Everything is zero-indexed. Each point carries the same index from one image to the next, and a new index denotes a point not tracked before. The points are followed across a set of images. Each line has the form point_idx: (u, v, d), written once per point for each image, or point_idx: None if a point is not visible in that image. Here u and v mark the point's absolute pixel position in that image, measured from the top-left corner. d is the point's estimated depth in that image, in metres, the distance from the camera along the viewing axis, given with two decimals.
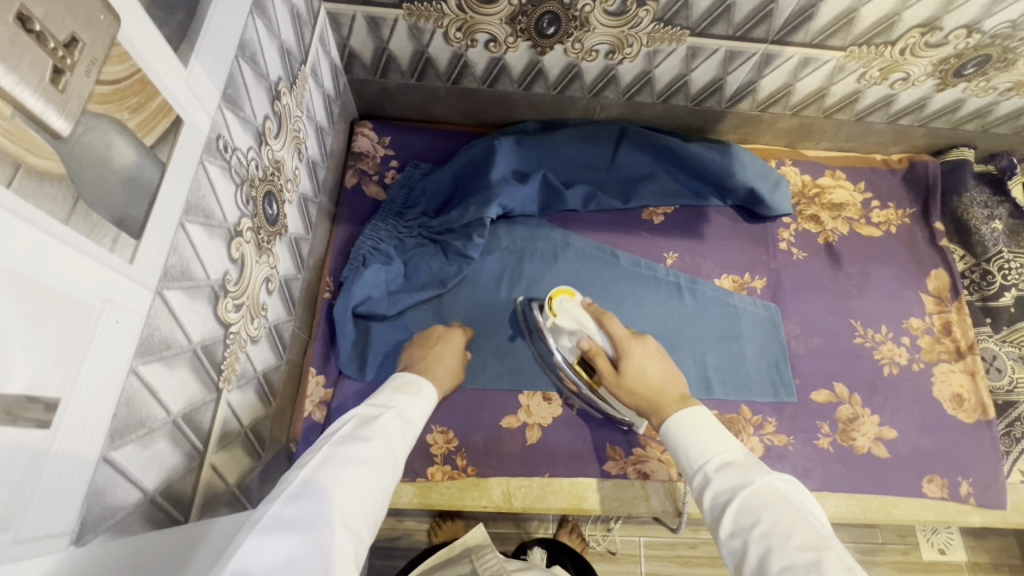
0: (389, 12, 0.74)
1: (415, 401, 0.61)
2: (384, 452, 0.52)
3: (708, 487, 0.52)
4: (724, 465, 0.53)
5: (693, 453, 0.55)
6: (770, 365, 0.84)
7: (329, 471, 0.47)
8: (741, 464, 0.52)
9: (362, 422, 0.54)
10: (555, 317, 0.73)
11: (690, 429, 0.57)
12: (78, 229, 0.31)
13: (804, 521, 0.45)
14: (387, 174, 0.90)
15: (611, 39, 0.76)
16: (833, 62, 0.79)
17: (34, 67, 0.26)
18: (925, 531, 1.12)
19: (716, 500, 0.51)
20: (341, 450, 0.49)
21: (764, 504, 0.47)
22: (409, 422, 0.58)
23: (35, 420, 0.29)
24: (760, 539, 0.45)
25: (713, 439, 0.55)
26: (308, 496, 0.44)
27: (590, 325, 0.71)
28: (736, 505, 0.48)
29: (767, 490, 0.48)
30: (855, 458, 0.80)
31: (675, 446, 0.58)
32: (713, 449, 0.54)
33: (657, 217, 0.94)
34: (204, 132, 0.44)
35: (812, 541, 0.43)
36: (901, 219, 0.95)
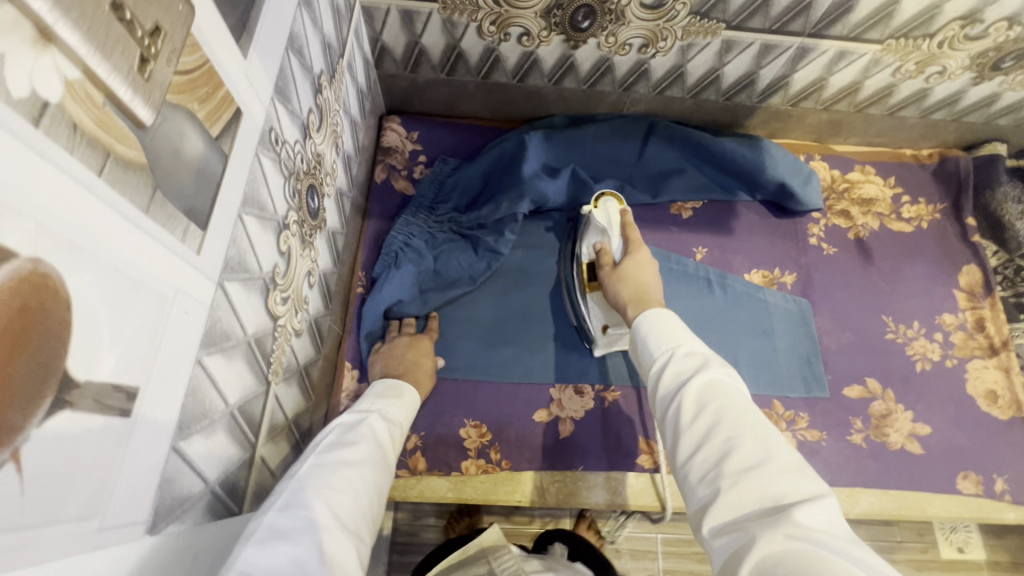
0: (424, 6, 0.73)
1: (396, 405, 0.61)
2: (372, 453, 0.52)
3: (666, 367, 0.51)
4: (690, 352, 0.51)
5: (658, 339, 0.54)
6: (802, 361, 0.84)
7: (321, 476, 0.46)
8: (706, 356, 0.50)
9: (349, 427, 0.54)
10: (594, 211, 0.75)
11: (657, 322, 0.56)
12: (156, 219, 0.31)
13: (756, 412, 0.44)
14: (416, 168, 0.90)
15: (646, 32, 0.76)
16: (869, 55, 0.78)
17: (125, 56, 0.26)
18: (943, 529, 1.12)
19: (675, 380, 0.50)
20: (328, 456, 0.49)
21: (722, 391, 0.46)
22: (393, 425, 0.58)
23: (118, 408, 0.29)
24: (712, 419, 0.45)
25: (677, 332, 0.54)
26: (304, 501, 0.44)
27: (616, 232, 0.74)
28: (694, 385, 0.47)
29: (727, 381, 0.47)
30: (888, 455, 0.79)
31: (642, 334, 0.56)
32: (678, 338, 0.53)
33: (686, 212, 0.94)
34: (260, 124, 0.45)
35: (761, 430, 0.43)
36: (933, 214, 0.94)
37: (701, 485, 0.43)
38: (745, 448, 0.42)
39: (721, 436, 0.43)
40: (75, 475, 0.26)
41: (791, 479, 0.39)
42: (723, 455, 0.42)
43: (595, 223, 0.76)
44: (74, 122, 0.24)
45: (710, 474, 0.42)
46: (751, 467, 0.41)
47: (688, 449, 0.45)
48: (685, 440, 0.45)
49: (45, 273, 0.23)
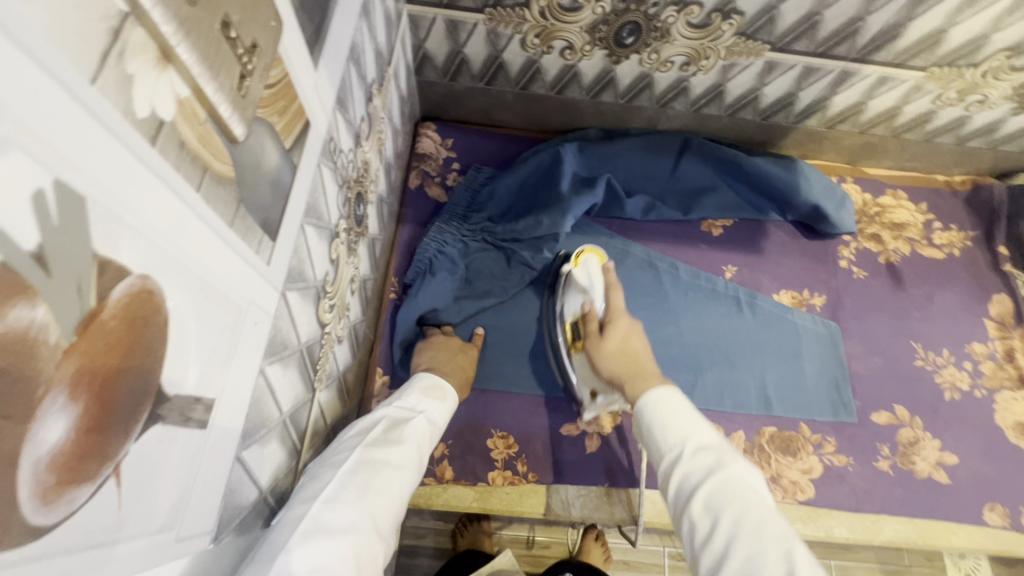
0: (470, 16, 0.74)
1: (440, 407, 0.61)
2: (412, 458, 0.52)
3: (674, 479, 0.52)
4: (701, 448, 0.52)
5: (665, 433, 0.55)
6: (830, 384, 0.84)
7: (366, 475, 0.46)
8: (715, 452, 0.51)
9: (393, 423, 0.53)
10: (576, 268, 0.78)
11: (663, 407, 0.56)
12: (238, 232, 0.31)
13: (773, 517, 0.45)
14: (449, 175, 0.91)
15: (689, 51, 0.76)
16: (911, 82, 0.78)
17: (228, 76, 0.27)
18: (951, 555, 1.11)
19: (684, 482, 0.51)
20: (376, 453, 0.49)
21: (737, 497, 0.47)
22: (434, 430, 0.58)
23: (198, 420, 0.29)
24: (731, 533, 0.45)
25: (684, 420, 0.55)
26: (348, 501, 0.44)
27: (598, 291, 0.76)
28: (706, 495, 0.48)
29: (739, 480, 0.48)
30: (914, 482, 0.79)
31: (649, 420, 0.57)
32: (686, 433, 0.54)
33: (716, 229, 0.94)
34: (322, 135, 0.45)
35: (779, 537, 0.44)
36: (965, 242, 0.94)
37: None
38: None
39: (743, 550, 0.44)
40: (160, 488, 0.27)
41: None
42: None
43: (576, 284, 0.78)
44: (182, 140, 0.25)
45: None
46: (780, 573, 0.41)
47: None
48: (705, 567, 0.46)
49: (151, 288, 0.24)
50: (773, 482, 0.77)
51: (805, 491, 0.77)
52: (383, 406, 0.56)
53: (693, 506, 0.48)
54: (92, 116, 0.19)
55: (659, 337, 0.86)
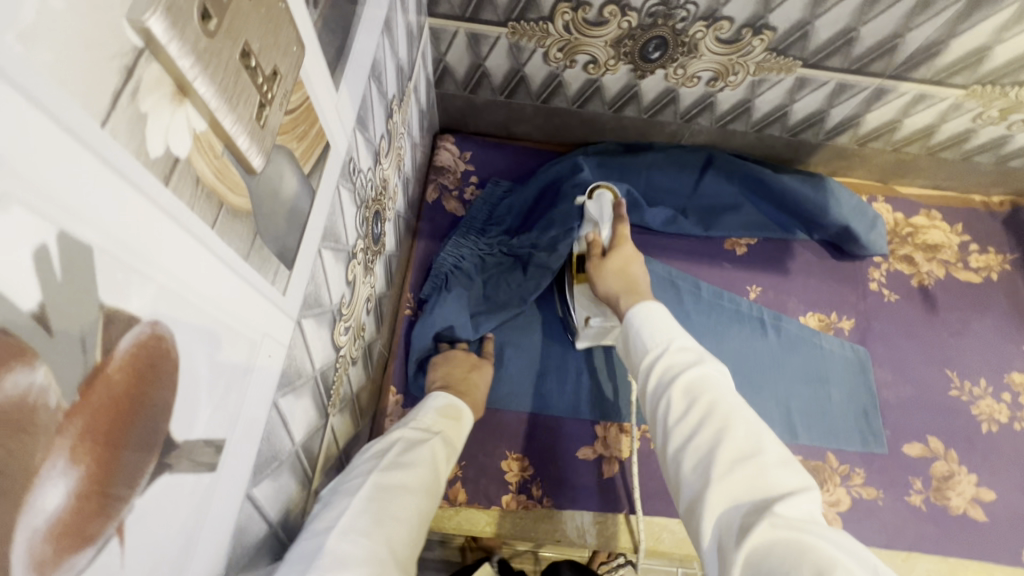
0: (493, 30, 0.73)
1: (457, 427, 0.58)
2: (428, 481, 0.49)
3: (655, 368, 0.52)
4: (684, 346, 0.53)
5: (652, 332, 0.55)
6: (860, 412, 0.80)
7: (379, 502, 0.45)
8: (698, 351, 0.52)
9: (408, 445, 0.52)
10: (589, 201, 0.77)
11: (648, 317, 0.57)
12: (253, 264, 0.30)
13: (746, 411, 0.46)
14: (467, 189, 0.89)
15: (717, 66, 0.74)
16: (951, 100, 0.75)
17: (248, 106, 0.26)
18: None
19: (667, 371, 0.51)
20: (390, 478, 0.47)
21: (715, 385, 0.47)
22: (451, 450, 0.55)
23: (207, 464, 0.28)
24: (706, 408, 0.46)
25: (671, 326, 0.55)
26: (361, 530, 0.42)
27: (606, 222, 0.76)
28: (686, 379, 0.48)
29: (715, 374, 0.49)
30: (949, 520, 0.75)
31: (635, 328, 0.57)
32: (672, 334, 0.54)
33: (740, 247, 0.91)
34: (342, 155, 0.44)
35: (750, 424, 0.44)
36: (1003, 265, 0.90)
37: (695, 472, 0.43)
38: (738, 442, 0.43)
39: (717, 422, 0.44)
40: (167, 539, 0.25)
41: (780, 470, 0.41)
42: (716, 441, 0.43)
43: (587, 215, 0.78)
44: (197, 176, 0.23)
45: (704, 460, 0.43)
46: (746, 457, 0.42)
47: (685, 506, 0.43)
48: (676, 440, 0.46)
49: (161, 334, 0.22)
50: None
51: (832, 525, 0.74)
52: (398, 428, 0.54)
53: (672, 388, 0.48)
54: (101, 161, 0.18)
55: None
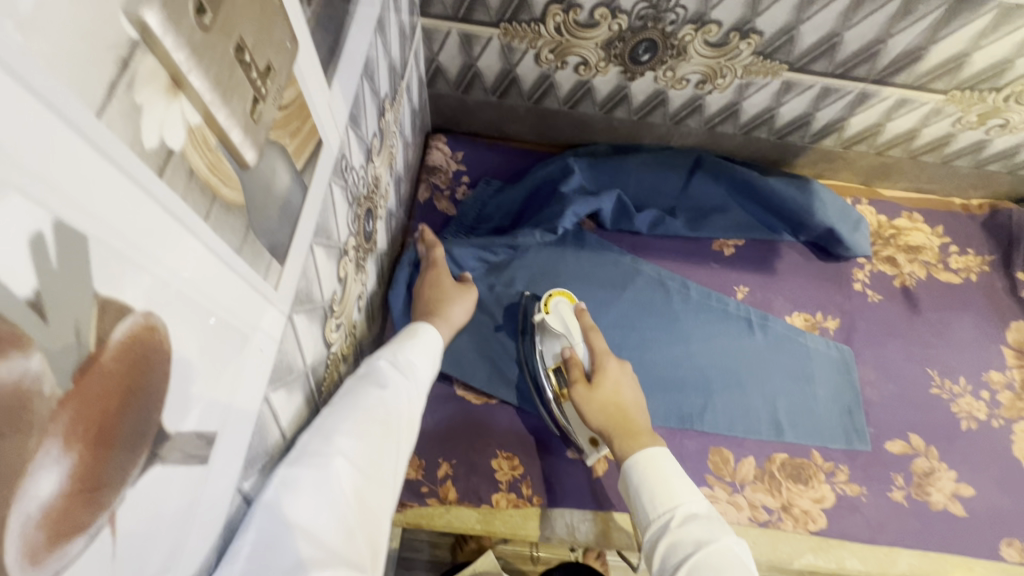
0: (485, 30, 0.73)
1: (416, 352, 0.56)
2: (384, 397, 0.48)
3: (662, 543, 0.54)
4: (688, 517, 0.55)
5: (655, 500, 0.56)
6: (844, 409, 0.82)
7: (332, 420, 0.43)
8: (702, 523, 0.54)
9: (362, 372, 0.50)
10: (547, 314, 0.76)
11: (649, 472, 0.58)
12: (245, 257, 0.30)
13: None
14: (458, 188, 0.90)
15: (705, 69, 0.75)
16: (931, 105, 0.77)
17: (241, 100, 0.26)
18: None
19: (672, 546, 0.53)
20: (339, 404, 0.45)
21: (726, 567, 0.49)
22: (405, 365, 0.53)
23: (198, 456, 0.28)
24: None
25: (672, 487, 0.57)
26: (315, 450, 0.40)
27: (576, 336, 0.74)
28: (693, 563, 0.50)
29: (725, 552, 0.51)
30: (930, 515, 0.77)
31: (636, 483, 0.59)
32: (675, 498, 0.56)
33: (728, 248, 0.92)
34: (334, 152, 0.44)
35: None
36: (981, 266, 0.92)
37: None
38: None
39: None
40: (158, 529, 0.25)
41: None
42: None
43: (550, 330, 0.76)
44: (191, 168, 0.24)
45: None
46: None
47: None
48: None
49: (154, 324, 0.22)
50: (784, 510, 0.76)
51: (816, 521, 0.75)
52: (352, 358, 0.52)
53: (679, 573, 0.51)
54: (97, 149, 0.18)
55: (667, 355, 0.85)
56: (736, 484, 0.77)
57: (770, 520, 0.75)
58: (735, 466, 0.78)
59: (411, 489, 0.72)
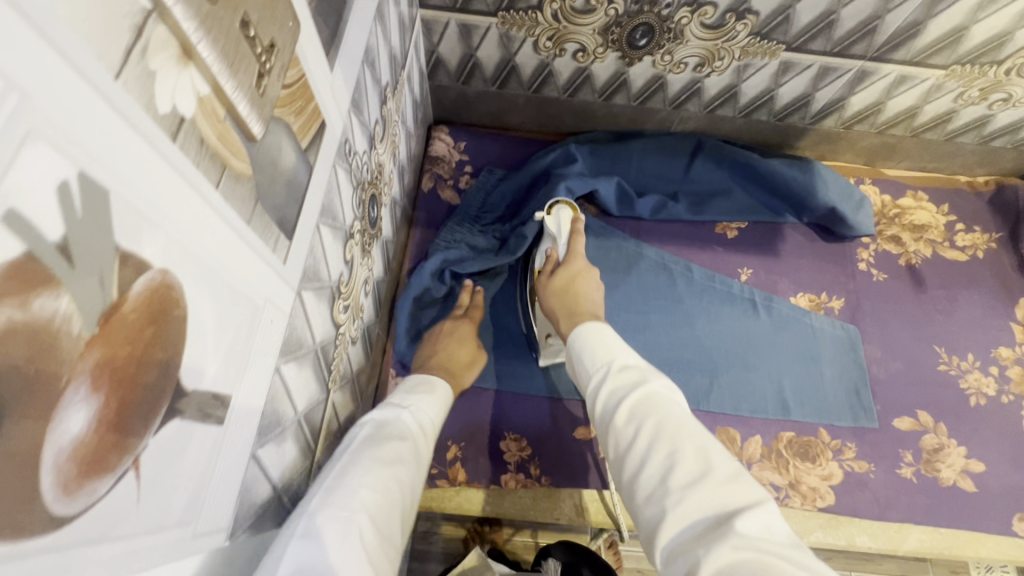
0: (483, 20, 0.74)
1: (428, 402, 0.59)
2: (406, 450, 0.50)
3: (604, 389, 0.51)
4: (626, 367, 0.52)
5: (594, 355, 0.55)
6: (850, 388, 0.82)
7: (354, 473, 0.44)
8: (640, 368, 0.52)
9: (383, 424, 0.52)
10: (548, 216, 0.76)
11: (594, 338, 0.56)
12: (255, 229, 0.32)
13: (694, 426, 0.45)
14: (461, 178, 0.91)
15: (703, 52, 0.76)
16: (931, 80, 0.77)
17: (247, 74, 0.27)
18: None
19: (612, 396, 0.50)
20: (364, 454, 0.47)
21: (660, 404, 0.47)
22: (423, 422, 0.56)
23: (214, 416, 0.29)
24: (653, 435, 0.45)
25: (609, 346, 0.55)
26: (338, 503, 0.41)
27: (563, 238, 0.74)
28: (631, 403, 0.48)
29: (661, 394, 0.48)
30: (940, 491, 0.77)
31: (580, 349, 0.57)
32: (613, 353, 0.54)
33: (731, 232, 0.93)
34: (337, 135, 0.45)
35: (698, 444, 0.43)
36: (988, 243, 0.91)
37: (649, 501, 0.42)
38: (687, 464, 0.42)
39: (664, 448, 0.43)
40: (179, 482, 0.27)
41: (737, 487, 0.40)
42: (667, 472, 0.42)
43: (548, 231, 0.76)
44: (202, 137, 0.25)
45: (657, 490, 0.42)
46: (698, 480, 0.41)
47: (634, 480, 0.45)
48: (629, 470, 0.45)
49: (171, 283, 0.24)
50: (791, 488, 0.76)
51: (824, 498, 0.76)
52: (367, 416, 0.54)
53: (618, 414, 0.48)
54: (115, 110, 0.19)
55: (677, 339, 0.85)
56: (742, 463, 0.78)
57: (778, 497, 0.76)
58: (742, 446, 0.79)
59: None
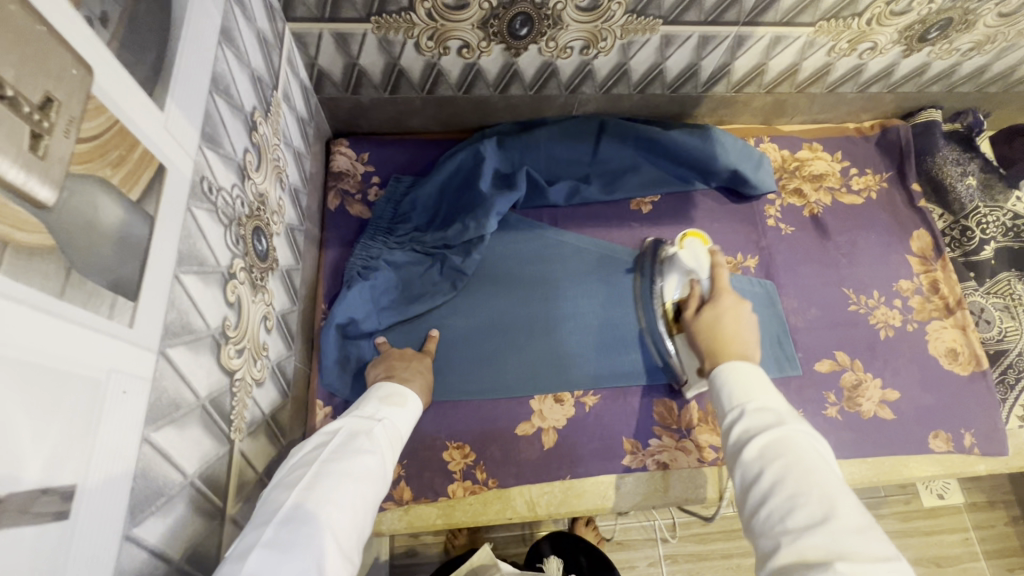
0: (356, 27, 0.71)
1: (401, 414, 0.59)
2: (375, 465, 0.51)
3: (736, 428, 0.55)
4: (763, 408, 0.55)
5: (732, 394, 0.58)
6: (773, 340, 0.85)
7: (321, 490, 0.46)
8: (777, 409, 0.54)
9: (352, 433, 0.53)
10: (680, 250, 0.81)
11: (738, 374, 0.59)
12: (74, 301, 0.29)
13: (826, 473, 0.47)
14: (369, 190, 0.88)
15: (585, 34, 0.76)
16: (803, 38, 0.80)
17: (9, 138, 0.25)
18: (924, 481, 1.33)
19: (744, 435, 0.53)
20: (331, 466, 0.48)
21: (793, 447, 0.49)
22: (397, 433, 0.57)
23: (52, 511, 0.27)
24: (778, 475, 0.48)
25: (748, 386, 0.58)
26: (300, 520, 0.43)
27: (704, 270, 0.78)
28: (762, 442, 0.51)
29: (795, 437, 0.50)
30: (863, 424, 0.82)
31: (721, 383, 0.60)
32: (750, 393, 0.57)
33: (645, 206, 0.94)
34: (188, 176, 0.42)
35: (824, 488, 0.45)
36: (880, 184, 0.97)
37: (767, 534, 0.46)
38: (812, 507, 0.44)
39: (790, 489, 0.46)
40: None
41: (861, 536, 0.42)
42: (788, 511, 0.45)
43: (680, 262, 0.81)
44: None
45: (775, 525, 0.45)
46: (819, 523, 0.43)
47: (754, 500, 0.48)
48: (751, 502, 0.49)
49: None
50: None
51: None
52: (342, 417, 0.55)
53: (749, 450, 0.51)
54: None
55: (581, 325, 0.86)
56: (682, 430, 0.80)
57: (718, 457, 0.79)
58: (680, 414, 0.81)
59: None
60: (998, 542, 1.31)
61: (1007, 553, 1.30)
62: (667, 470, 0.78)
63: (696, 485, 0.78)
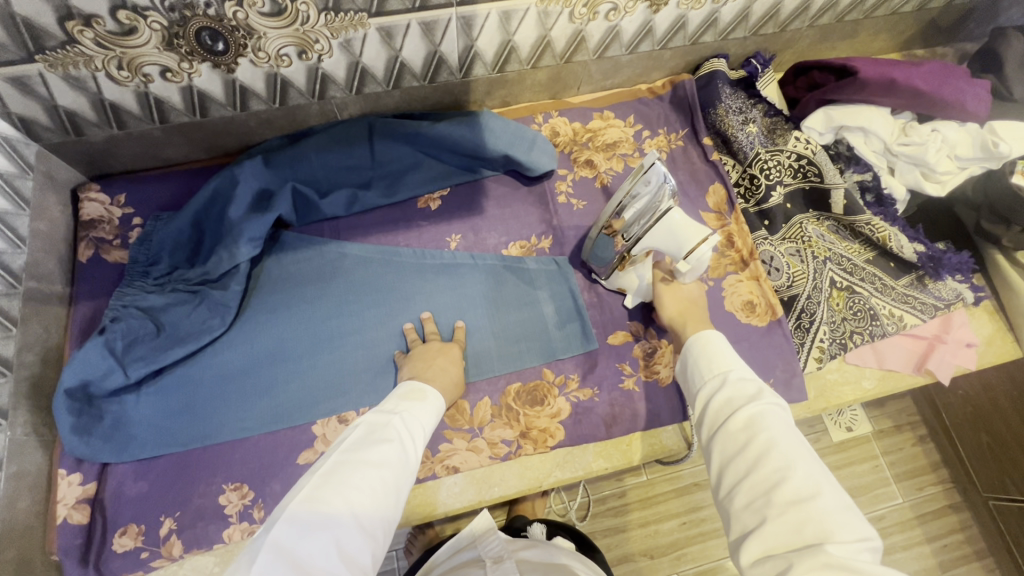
0: (26, 69, 0.65)
1: (421, 407, 0.64)
2: (397, 454, 0.56)
3: (717, 399, 0.56)
4: (739, 376, 0.57)
5: (710, 364, 0.60)
6: (567, 321, 0.84)
7: (343, 473, 0.51)
8: (756, 382, 0.56)
9: (376, 425, 0.58)
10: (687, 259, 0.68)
11: (707, 348, 0.62)
12: None
13: (803, 450, 0.49)
14: (130, 234, 0.83)
15: (293, 40, 0.71)
16: (533, 9, 0.76)
17: None
18: (832, 416, 1.30)
19: (727, 404, 0.55)
20: (352, 454, 0.53)
21: (773, 421, 0.51)
22: (414, 426, 0.61)
23: None
24: (763, 447, 0.49)
25: (722, 356, 0.60)
26: (325, 498, 0.49)
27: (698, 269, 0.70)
28: (746, 416, 0.52)
29: (770, 412, 0.52)
30: (660, 391, 0.81)
31: (693, 357, 0.62)
32: (727, 364, 0.59)
33: (433, 203, 0.90)
34: None
35: (806, 468, 0.47)
36: (673, 143, 0.95)
37: (749, 509, 0.47)
38: (795, 482, 0.46)
39: (777, 462, 0.48)
40: None
41: (841, 517, 0.44)
42: (775, 482, 0.47)
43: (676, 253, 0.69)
44: None
45: (759, 500, 0.47)
46: (804, 499, 0.45)
47: (738, 469, 0.50)
48: (733, 470, 0.50)
49: None
50: (522, 437, 0.77)
51: (554, 436, 0.77)
52: (364, 415, 0.61)
53: (731, 422, 0.53)
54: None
55: (369, 339, 0.81)
56: (474, 429, 0.77)
57: (511, 452, 0.77)
58: (472, 413, 0.77)
59: (130, 559, 0.68)
60: (906, 464, 1.28)
61: (916, 473, 1.28)
62: (459, 473, 0.75)
63: (490, 484, 0.76)
